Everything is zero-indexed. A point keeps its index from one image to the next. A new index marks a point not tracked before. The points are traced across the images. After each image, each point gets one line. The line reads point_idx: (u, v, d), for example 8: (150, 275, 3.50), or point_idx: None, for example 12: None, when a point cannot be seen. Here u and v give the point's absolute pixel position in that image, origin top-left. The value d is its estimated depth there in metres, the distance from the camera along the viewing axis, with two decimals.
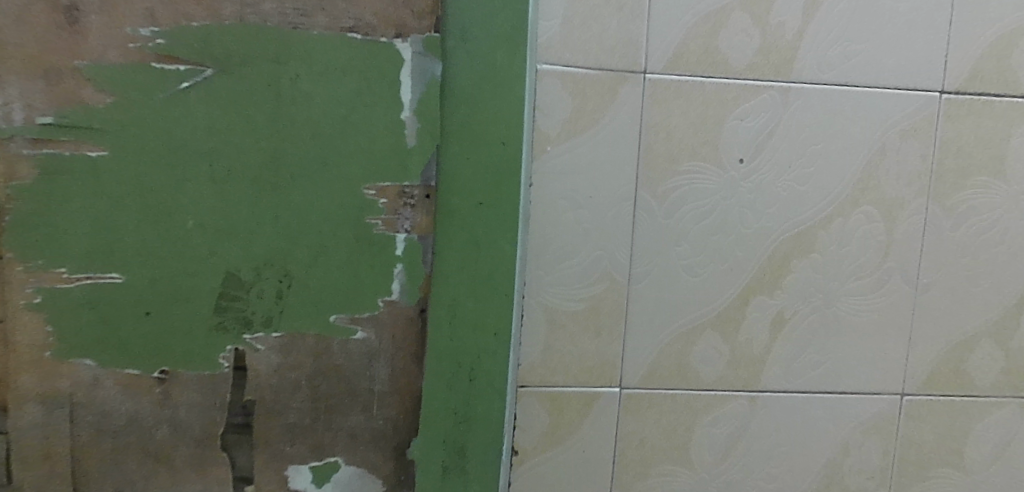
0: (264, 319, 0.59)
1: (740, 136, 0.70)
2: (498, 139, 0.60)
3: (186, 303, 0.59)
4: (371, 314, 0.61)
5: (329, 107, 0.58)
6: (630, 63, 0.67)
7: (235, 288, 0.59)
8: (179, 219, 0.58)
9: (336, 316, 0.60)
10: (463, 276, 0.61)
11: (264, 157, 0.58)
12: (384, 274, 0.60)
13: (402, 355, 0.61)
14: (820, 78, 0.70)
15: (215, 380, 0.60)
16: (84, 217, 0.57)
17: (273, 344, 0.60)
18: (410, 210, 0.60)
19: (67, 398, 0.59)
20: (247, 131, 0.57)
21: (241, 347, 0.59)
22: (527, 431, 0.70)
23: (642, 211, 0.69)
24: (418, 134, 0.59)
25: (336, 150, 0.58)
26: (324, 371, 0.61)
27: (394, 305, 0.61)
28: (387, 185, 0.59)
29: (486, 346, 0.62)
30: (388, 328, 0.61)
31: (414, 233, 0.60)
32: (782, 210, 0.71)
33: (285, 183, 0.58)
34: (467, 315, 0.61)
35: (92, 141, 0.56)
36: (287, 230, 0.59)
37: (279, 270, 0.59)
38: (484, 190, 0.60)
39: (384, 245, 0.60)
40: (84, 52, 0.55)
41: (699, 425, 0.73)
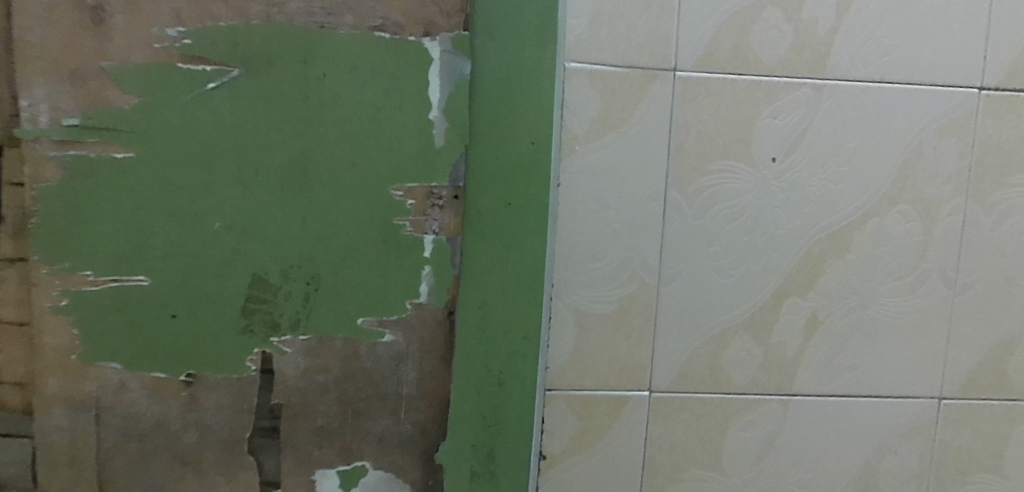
0: (291, 322, 0.59)
1: (773, 134, 0.68)
2: (528, 139, 0.58)
3: (213, 306, 0.58)
4: (399, 317, 0.60)
5: (357, 107, 0.57)
6: (659, 60, 0.66)
7: (263, 290, 0.58)
8: (206, 221, 0.57)
9: (364, 319, 0.59)
10: (492, 278, 0.60)
11: (292, 158, 0.57)
12: (412, 276, 0.59)
13: (430, 358, 0.61)
14: (854, 75, 0.68)
15: (242, 383, 0.59)
16: (111, 219, 0.56)
17: (300, 347, 0.59)
18: (438, 211, 0.59)
19: (93, 401, 0.59)
20: (274, 132, 0.57)
21: (268, 350, 0.59)
22: (556, 435, 0.69)
23: (672, 212, 0.68)
24: (447, 134, 0.58)
25: (364, 150, 0.57)
26: (351, 374, 0.60)
27: (423, 308, 0.60)
28: (415, 186, 0.58)
29: (515, 349, 0.60)
30: (415, 331, 0.60)
31: (443, 235, 0.59)
32: (816, 209, 0.69)
33: (313, 184, 0.57)
34: (496, 318, 0.60)
35: (118, 142, 0.56)
36: (315, 232, 0.58)
37: (307, 272, 0.58)
38: (514, 190, 0.59)
39: (412, 247, 0.59)
40: (110, 53, 0.55)
41: (731, 429, 0.71)
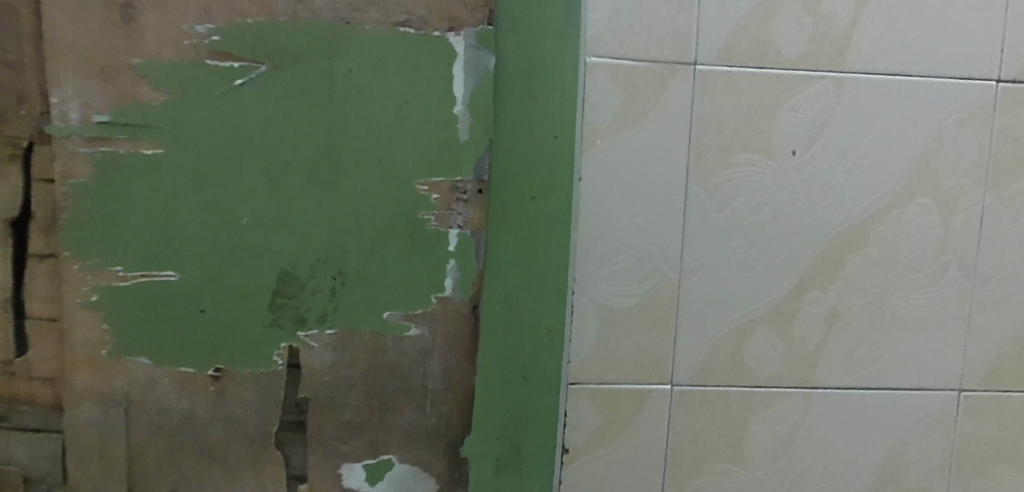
0: (318, 316, 0.59)
1: (793, 127, 0.68)
2: (551, 133, 0.59)
3: (241, 300, 0.59)
4: (425, 311, 0.60)
5: (383, 102, 0.57)
6: (680, 54, 0.66)
7: (290, 285, 0.59)
8: (234, 216, 0.58)
9: (390, 313, 0.60)
10: (516, 272, 0.60)
11: (319, 153, 0.58)
12: (438, 270, 0.60)
13: (455, 351, 0.61)
14: (874, 68, 0.69)
15: (269, 377, 0.60)
16: (143, 214, 0.57)
17: (327, 341, 0.60)
18: (463, 205, 0.59)
19: (123, 396, 0.59)
20: (301, 128, 0.57)
21: (295, 344, 0.59)
22: (578, 429, 0.69)
23: (693, 205, 0.68)
24: (471, 128, 0.58)
25: (389, 144, 0.58)
26: (378, 368, 0.60)
27: (448, 302, 0.60)
28: (439, 180, 0.59)
29: (540, 342, 0.61)
30: (441, 325, 0.60)
31: (468, 229, 0.60)
32: (836, 202, 0.69)
33: (340, 179, 0.58)
34: (520, 311, 0.60)
35: (149, 139, 0.57)
36: (341, 227, 0.58)
37: (334, 267, 0.59)
38: (538, 183, 0.59)
39: (437, 241, 0.59)
40: (140, 50, 0.56)
41: (753, 422, 0.71)
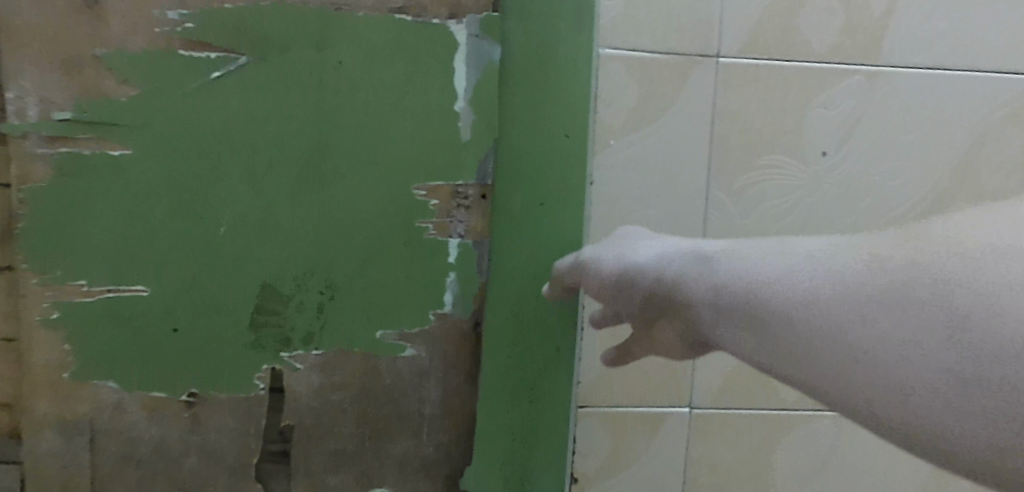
0: (304, 335, 0.53)
1: (823, 125, 0.63)
2: (561, 131, 0.53)
3: (218, 318, 0.53)
4: (422, 329, 0.54)
5: (377, 97, 0.52)
6: (701, 45, 0.61)
7: (273, 300, 0.53)
8: (211, 224, 0.52)
9: (383, 332, 0.54)
10: (523, 285, 0.54)
11: (306, 154, 0.52)
12: (436, 284, 0.54)
13: (455, 373, 0.55)
14: (911, 61, 0.63)
15: (250, 403, 0.54)
16: (108, 221, 0.51)
17: (313, 363, 0.54)
18: (464, 212, 0.54)
19: (87, 424, 0.53)
20: (286, 125, 0.51)
21: (278, 366, 0.54)
22: (588, 457, 0.64)
23: (715, 210, 0.63)
24: (474, 126, 0.53)
25: (384, 144, 0.52)
26: (370, 391, 0.55)
27: (447, 318, 0.55)
28: (439, 184, 0.53)
29: (547, 362, 0.55)
30: (439, 344, 0.55)
31: (469, 238, 0.54)
32: (869, 207, 0.64)
33: (329, 182, 0.52)
34: (528, 329, 0.55)
35: (116, 138, 0.51)
36: (330, 236, 0.53)
37: (323, 281, 0.53)
38: (548, 187, 0.53)
39: (435, 251, 0.54)
40: (104, 38, 0.50)
41: (778, 447, 0.66)
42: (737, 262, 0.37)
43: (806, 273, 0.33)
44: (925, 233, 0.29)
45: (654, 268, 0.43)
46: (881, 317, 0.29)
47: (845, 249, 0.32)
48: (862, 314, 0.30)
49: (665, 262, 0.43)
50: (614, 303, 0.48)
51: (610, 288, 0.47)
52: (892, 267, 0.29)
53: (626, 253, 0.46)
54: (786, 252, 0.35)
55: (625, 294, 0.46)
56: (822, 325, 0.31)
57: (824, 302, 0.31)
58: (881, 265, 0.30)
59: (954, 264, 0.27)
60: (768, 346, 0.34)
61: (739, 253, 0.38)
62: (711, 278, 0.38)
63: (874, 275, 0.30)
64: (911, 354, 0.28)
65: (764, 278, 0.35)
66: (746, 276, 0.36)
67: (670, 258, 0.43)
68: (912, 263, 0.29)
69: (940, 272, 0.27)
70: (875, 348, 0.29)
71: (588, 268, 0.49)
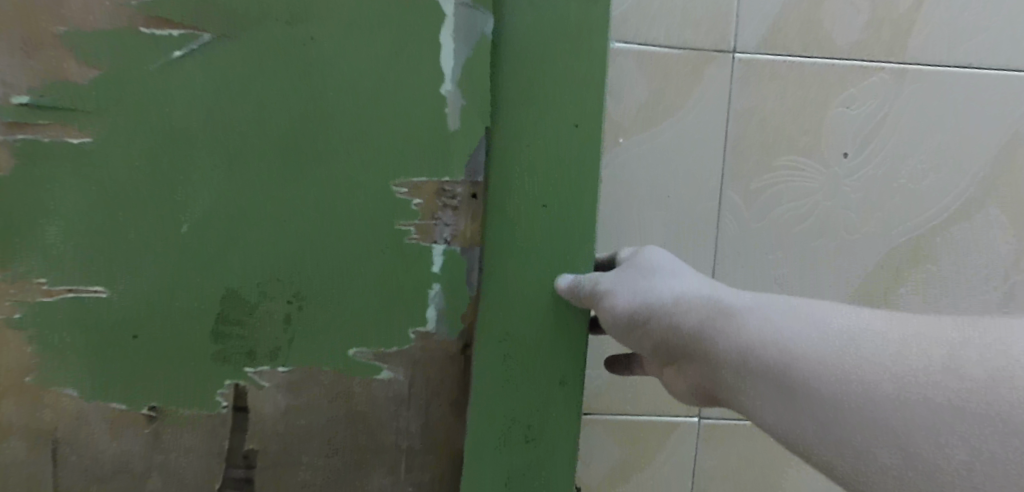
0: (271, 347, 0.49)
1: (846, 125, 0.59)
2: (569, 121, 0.48)
3: (180, 325, 0.49)
4: (401, 348, 0.50)
5: (354, 83, 0.48)
6: (717, 39, 0.57)
7: (238, 308, 0.49)
8: (175, 222, 0.48)
9: (356, 349, 0.50)
10: (516, 304, 0.49)
11: (276, 148, 0.48)
12: (418, 296, 0.50)
13: (438, 402, 0.51)
14: (939, 59, 0.59)
15: (215, 421, 0.50)
16: (64, 216, 0.47)
17: (280, 380, 0.50)
18: (452, 214, 0.50)
19: (50, 433, 0.49)
20: (253, 114, 0.47)
21: (242, 382, 0.50)
22: (592, 467, 0.60)
23: (728, 213, 0.59)
24: (462, 114, 0.49)
25: (363, 137, 0.48)
26: (345, 421, 0.51)
27: (430, 336, 0.51)
28: (425, 182, 0.49)
29: (546, 396, 0.50)
30: (421, 366, 0.51)
31: (456, 243, 0.50)
32: (893, 213, 0.60)
33: (301, 178, 0.48)
34: (525, 354, 0.49)
35: (77, 124, 0.46)
36: (300, 242, 0.49)
37: (291, 289, 0.49)
38: (547, 186, 0.48)
39: (419, 259, 0.50)
40: (66, 16, 0.46)
41: (794, 465, 0.62)
42: (778, 334, 0.34)
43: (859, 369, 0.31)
44: (966, 319, 0.30)
45: (667, 307, 0.40)
46: (925, 401, 0.29)
47: (880, 326, 0.32)
48: (900, 396, 0.29)
49: (679, 302, 0.40)
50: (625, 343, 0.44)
51: (619, 324, 0.43)
52: (937, 352, 0.30)
53: (638, 290, 0.43)
54: (809, 315, 0.34)
55: (636, 333, 0.42)
56: (855, 400, 0.30)
57: (863, 377, 0.30)
58: (921, 348, 0.30)
59: (1007, 360, 0.28)
60: (791, 414, 0.32)
61: (767, 307, 0.36)
62: (731, 330, 0.36)
63: (914, 358, 0.30)
64: (958, 447, 0.28)
65: (794, 339, 0.33)
66: (771, 333, 0.34)
67: (688, 308, 0.39)
68: (957, 351, 0.29)
69: (992, 363, 0.28)
70: (924, 432, 0.28)
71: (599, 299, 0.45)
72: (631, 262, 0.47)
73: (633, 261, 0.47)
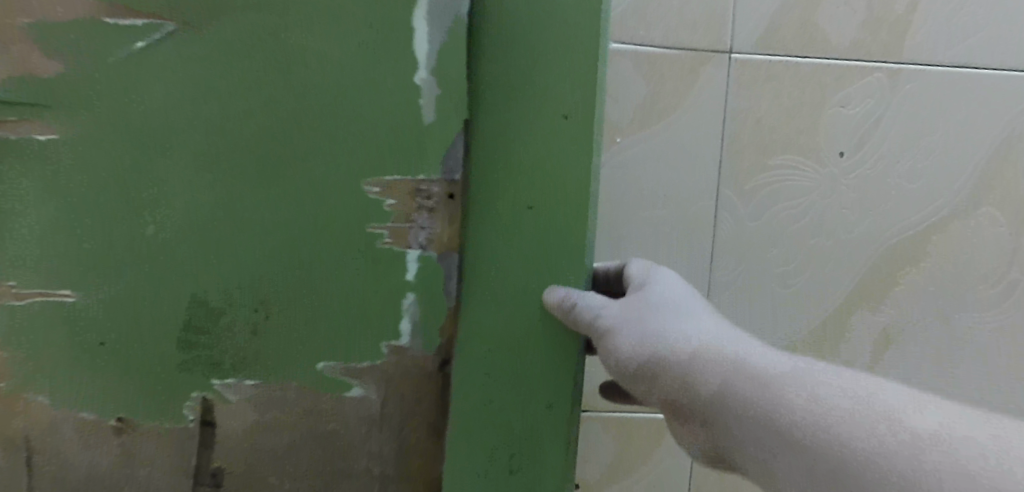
0: (235, 358, 0.48)
1: (842, 125, 0.60)
2: (558, 112, 0.47)
3: (142, 330, 0.47)
4: (374, 363, 0.48)
5: (326, 83, 0.46)
6: (713, 41, 0.59)
7: (207, 317, 0.47)
8: (143, 225, 0.46)
9: (325, 362, 0.48)
10: (497, 315, 0.48)
11: (241, 147, 0.46)
12: (391, 306, 0.48)
13: (413, 424, 0.49)
14: (935, 59, 0.60)
15: (179, 436, 0.48)
16: (32, 215, 0.46)
17: (247, 392, 0.48)
18: (427, 217, 0.48)
19: (23, 441, 0.47)
20: (217, 111, 0.46)
21: (210, 394, 0.48)
22: (591, 461, 0.62)
23: (725, 212, 0.61)
24: (437, 103, 0.47)
25: (329, 137, 0.47)
26: (317, 441, 0.49)
27: (404, 350, 0.48)
28: (399, 183, 0.47)
29: (527, 419, 0.48)
30: (395, 383, 0.49)
31: (431, 248, 0.48)
32: (889, 212, 0.61)
33: (271, 182, 0.47)
34: (505, 370, 0.48)
35: (45, 121, 0.45)
36: (265, 247, 0.47)
37: (256, 297, 0.47)
38: (531, 188, 0.47)
39: (392, 266, 0.48)
40: (32, 11, 0.45)
41: None
42: (803, 395, 0.35)
43: (869, 428, 0.32)
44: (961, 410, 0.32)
45: (687, 358, 0.41)
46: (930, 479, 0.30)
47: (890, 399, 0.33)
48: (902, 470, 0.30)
49: (700, 354, 0.41)
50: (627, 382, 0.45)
51: (631, 364, 0.44)
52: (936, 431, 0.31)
53: (648, 330, 0.44)
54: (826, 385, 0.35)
55: (646, 377, 0.43)
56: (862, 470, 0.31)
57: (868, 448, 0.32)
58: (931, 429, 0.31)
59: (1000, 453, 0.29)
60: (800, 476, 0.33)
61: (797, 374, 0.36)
62: (755, 391, 0.37)
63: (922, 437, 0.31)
64: None
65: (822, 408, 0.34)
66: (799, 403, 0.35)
67: (699, 356, 0.41)
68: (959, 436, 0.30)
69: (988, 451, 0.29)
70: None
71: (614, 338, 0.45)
72: (635, 294, 0.48)
73: (637, 293, 0.48)
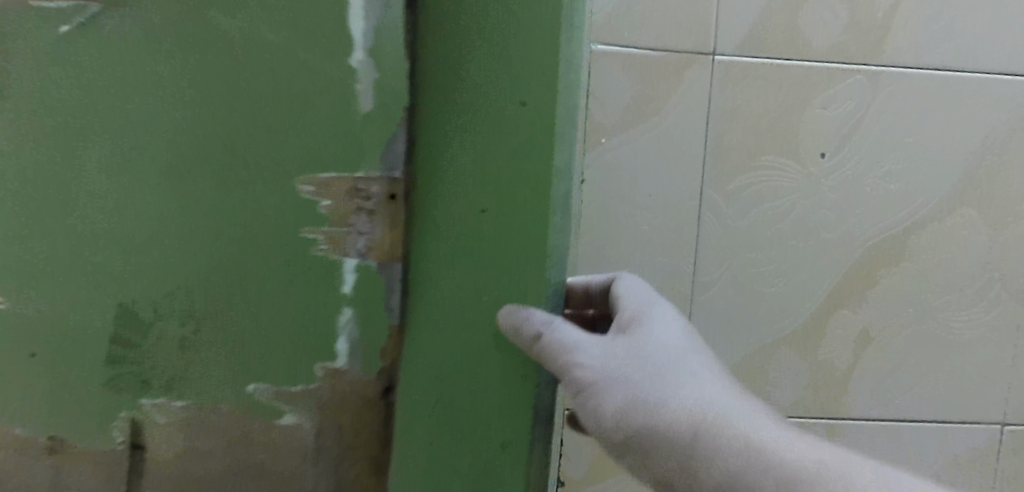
0: (162, 379, 0.38)
1: (824, 126, 0.61)
2: (514, 101, 0.37)
3: (66, 348, 0.38)
4: (307, 387, 0.39)
5: (273, 54, 0.36)
6: (697, 43, 0.59)
7: (134, 330, 0.38)
8: (64, 222, 0.37)
9: (258, 384, 0.38)
10: (448, 338, 0.39)
11: (168, 138, 0.37)
12: (327, 323, 0.38)
13: (354, 456, 0.39)
14: (915, 62, 0.61)
15: (109, 459, 0.39)
16: None
17: (176, 417, 0.39)
18: (366, 220, 0.38)
19: None
20: (146, 80, 0.36)
21: (139, 416, 0.39)
22: (576, 460, 0.63)
23: (708, 212, 0.61)
24: (377, 92, 0.37)
25: (273, 112, 0.37)
26: (246, 470, 0.39)
27: (342, 375, 0.39)
28: (332, 180, 0.37)
29: (489, 459, 0.39)
30: (331, 410, 0.39)
31: (371, 259, 0.38)
32: (869, 212, 0.62)
33: (212, 170, 0.37)
34: (460, 406, 0.39)
35: None
36: (198, 244, 0.37)
37: (181, 307, 0.38)
38: (481, 185, 0.37)
39: (328, 276, 0.38)
40: None
41: None
42: None
43: None
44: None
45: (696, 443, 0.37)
46: None
47: None
48: None
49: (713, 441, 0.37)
50: (607, 444, 0.41)
51: (618, 432, 0.40)
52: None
53: (643, 396, 0.40)
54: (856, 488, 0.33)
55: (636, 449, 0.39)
56: None
57: None
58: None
59: None
60: None
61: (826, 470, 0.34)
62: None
63: None
64: None
65: None
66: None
67: (704, 430, 0.37)
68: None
69: None
70: None
71: (601, 400, 0.40)
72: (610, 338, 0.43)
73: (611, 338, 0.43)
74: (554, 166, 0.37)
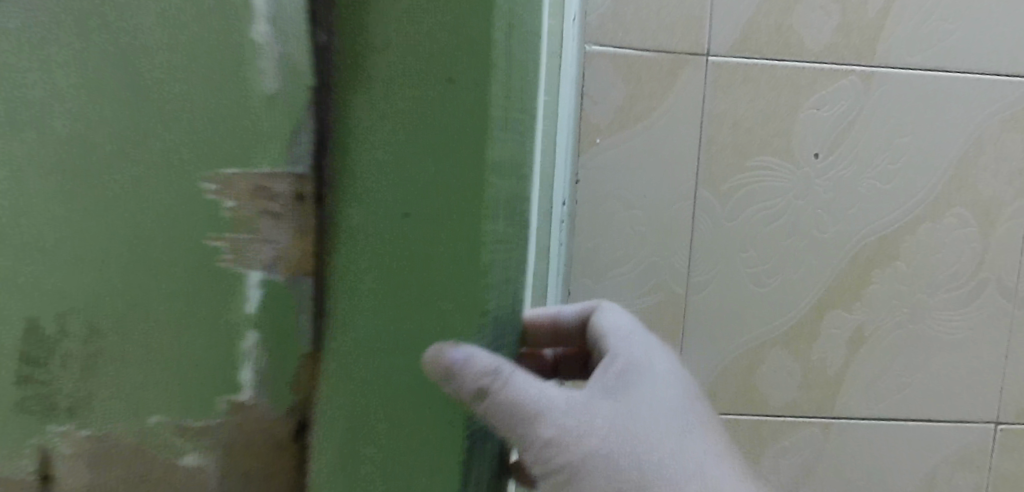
0: (67, 399, 0.28)
1: (816, 127, 0.62)
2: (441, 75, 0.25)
3: None
4: (209, 428, 0.28)
5: None
6: (689, 44, 0.60)
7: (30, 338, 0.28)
8: None
9: (159, 419, 0.28)
10: (373, 386, 0.27)
11: (72, 65, 0.26)
12: (229, 352, 0.27)
13: None
14: (906, 62, 0.61)
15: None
16: None
17: (78, 450, 0.28)
18: (274, 224, 0.27)
19: None
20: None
21: (44, 445, 0.28)
22: None
23: (701, 213, 0.62)
24: (288, 57, 0.26)
25: (197, 47, 0.26)
26: None
27: (249, 414, 0.28)
28: (236, 178, 0.26)
29: None
30: (239, 457, 0.28)
31: (280, 274, 0.27)
32: (862, 212, 0.63)
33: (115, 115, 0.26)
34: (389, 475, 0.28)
35: None
36: (100, 230, 0.27)
37: (83, 312, 0.27)
38: (410, 183, 0.26)
39: (227, 288, 0.27)
40: None
41: (766, 452, 0.66)
42: None
43: None
44: None
45: None
46: None
47: None
48: None
49: None
50: None
51: None
52: None
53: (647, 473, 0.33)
54: None
55: None
56: None
57: None
58: None
59: None
60: None
61: None
62: None
63: None
64: None
65: None
66: None
67: None
68: None
69: None
70: None
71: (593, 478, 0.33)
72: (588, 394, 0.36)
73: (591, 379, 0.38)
74: (488, 164, 0.25)
